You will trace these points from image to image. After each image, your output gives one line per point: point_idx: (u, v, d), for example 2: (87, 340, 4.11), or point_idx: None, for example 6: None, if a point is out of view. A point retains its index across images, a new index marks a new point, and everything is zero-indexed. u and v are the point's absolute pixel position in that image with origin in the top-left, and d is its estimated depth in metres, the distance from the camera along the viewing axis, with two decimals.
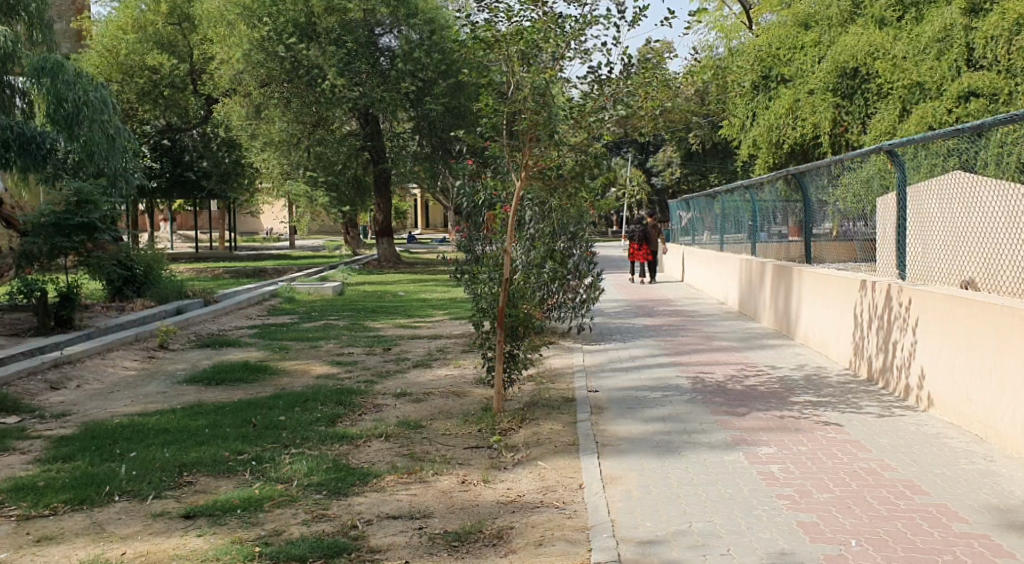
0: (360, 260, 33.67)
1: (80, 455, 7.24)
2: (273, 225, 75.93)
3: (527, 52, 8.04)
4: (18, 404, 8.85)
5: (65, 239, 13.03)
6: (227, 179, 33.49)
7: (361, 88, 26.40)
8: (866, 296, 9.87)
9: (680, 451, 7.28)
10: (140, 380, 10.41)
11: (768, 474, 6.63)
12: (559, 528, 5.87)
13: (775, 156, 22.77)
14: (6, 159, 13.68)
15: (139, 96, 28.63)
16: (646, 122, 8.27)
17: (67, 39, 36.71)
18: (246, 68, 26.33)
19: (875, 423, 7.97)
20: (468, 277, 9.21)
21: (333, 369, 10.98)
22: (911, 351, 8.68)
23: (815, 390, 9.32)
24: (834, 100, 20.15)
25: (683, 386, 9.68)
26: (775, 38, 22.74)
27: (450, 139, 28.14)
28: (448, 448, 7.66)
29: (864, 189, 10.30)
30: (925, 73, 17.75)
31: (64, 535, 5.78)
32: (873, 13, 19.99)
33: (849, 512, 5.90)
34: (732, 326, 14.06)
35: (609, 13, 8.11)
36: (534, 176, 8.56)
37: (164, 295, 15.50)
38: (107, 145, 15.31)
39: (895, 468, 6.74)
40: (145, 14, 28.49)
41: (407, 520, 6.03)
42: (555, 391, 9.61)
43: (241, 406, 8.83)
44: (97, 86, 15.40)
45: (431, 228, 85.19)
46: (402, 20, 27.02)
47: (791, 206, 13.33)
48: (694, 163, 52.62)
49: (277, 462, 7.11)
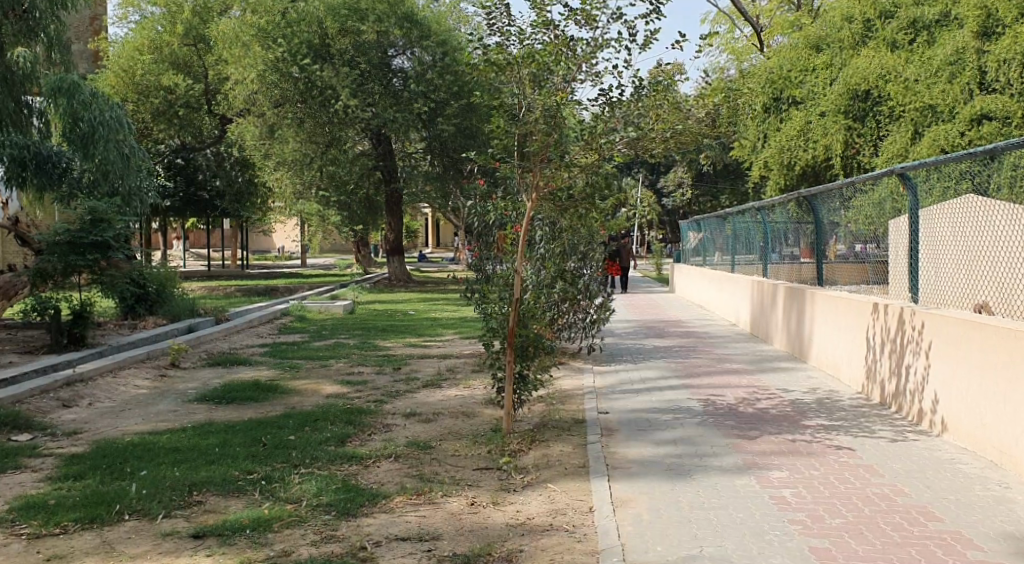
0: (372, 279, 33.75)
1: (90, 473, 7.26)
2: (285, 244, 76.93)
3: (538, 75, 8.13)
4: (30, 422, 8.88)
5: (79, 257, 13.13)
6: (240, 199, 33.97)
7: (374, 108, 26.64)
8: (879, 320, 9.83)
9: (691, 474, 7.25)
10: (152, 398, 10.43)
11: (780, 499, 6.60)
12: (568, 551, 5.86)
13: (786, 178, 22.69)
14: (22, 176, 14.92)
15: (154, 116, 28.88)
16: (656, 143, 8.25)
17: (84, 59, 37.54)
18: (260, 88, 26.71)
19: (889, 447, 7.95)
20: (480, 298, 9.30)
21: (342, 389, 10.96)
22: (924, 376, 8.65)
23: (826, 414, 9.28)
24: (845, 123, 20.07)
25: (694, 408, 9.67)
26: (786, 60, 22.75)
27: (462, 158, 28.34)
28: (457, 469, 7.65)
29: (876, 211, 10.32)
30: (937, 96, 17.69)
31: (73, 554, 5.78)
32: (884, 36, 20.03)
33: (862, 538, 5.87)
34: (743, 348, 14.06)
35: (620, 36, 8.18)
36: (545, 197, 8.52)
37: (176, 313, 15.55)
38: (121, 164, 15.36)
39: (908, 494, 6.69)
40: (162, 35, 28.82)
41: (415, 543, 6.01)
42: (566, 413, 9.57)
43: (252, 425, 8.86)
44: (114, 106, 15.38)
45: (440, 247, 85.95)
46: (415, 42, 27.18)
47: (802, 227, 13.31)
48: (704, 185, 53.20)
49: (287, 481, 7.11)
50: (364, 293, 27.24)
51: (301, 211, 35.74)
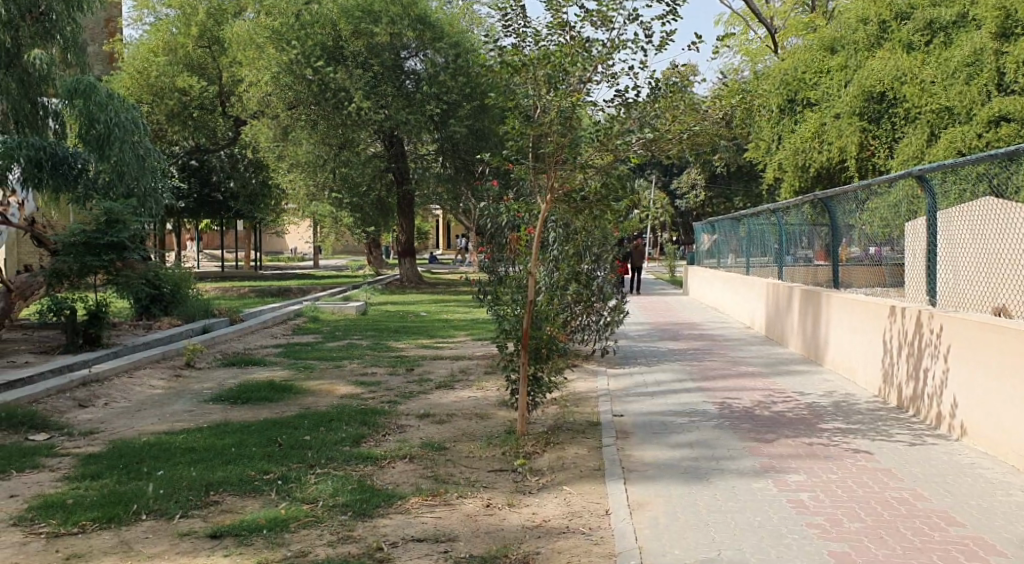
0: (384, 280, 33.78)
1: (107, 473, 7.27)
2: (298, 246, 77.18)
3: (553, 76, 8.09)
4: (47, 422, 8.92)
5: (95, 257, 13.15)
6: (254, 200, 33.89)
7: (387, 110, 26.53)
8: (896, 322, 9.78)
9: (708, 477, 7.23)
10: (167, 399, 10.45)
11: (798, 502, 6.57)
12: (586, 554, 5.85)
13: (801, 180, 22.66)
14: (38, 179, 14.10)
15: (169, 118, 29.12)
16: (673, 145, 8.23)
17: (100, 61, 37.74)
18: (274, 90, 26.74)
19: (908, 451, 7.90)
20: (493, 300, 9.31)
21: (356, 390, 10.97)
22: (943, 379, 8.60)
23: (843, 417, 9.23)
24: (860, 125, 19.93)
25: (710, 411, 9.63)
26: (800, 62, 22.71)
27: (474, 160, 28.34)
28: (472, 471, 7.64)
29: (892, 214, 10.26)
30: (954, 98, 17.65)
31: (92, 553, 5.79)
32: (900, 37, 19.97)
33: (882, 542, 5.83)
34: (758, 351, 14.02)
35: (637, 37, 8.17)
36: (560, 199, 8.51)
37: (191, 313, 15.61)
38: (136, 165, 15.34)
39: (929, 498, 6.65)
40: (176, 37, 28.83)
41: (432, 544, 6.00)
42: (579, 416, 9.56)
43: (267, 425, 8.88)
44: (130, 108, 15.46)
45: (451, 248, 86.06)
46: (428, 43, 27.23)
47: (817, 230, 13.27)
48: (718, 187, 53.09)
49: (303, 481, 7.11)
50: (377, 295, 27.28)
51: (314, 213, 35.85)
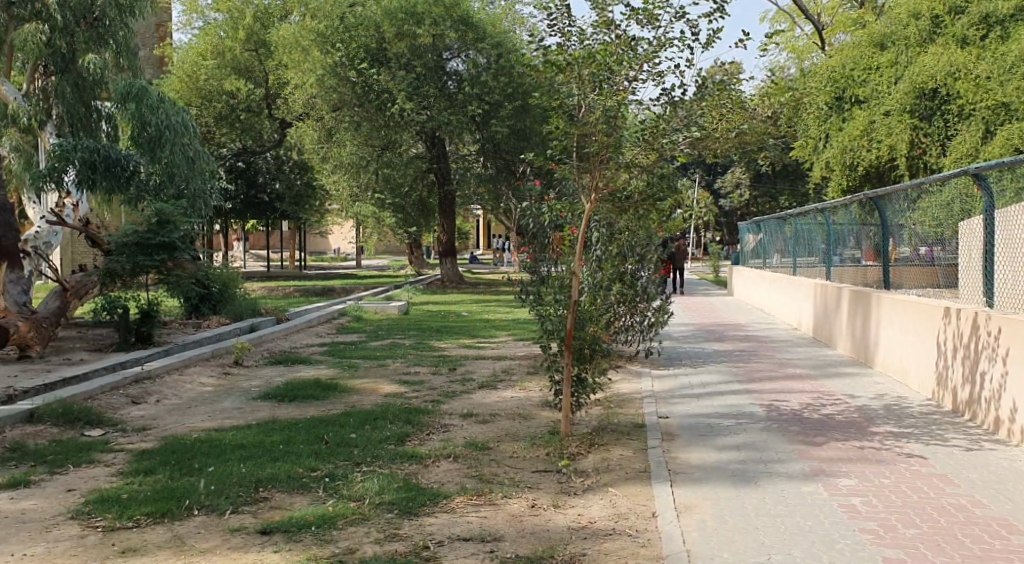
0: (425, 280, 33.91)
1: (160, 469, 7.38)
2: (341, 246, 77.71)
3: (598, 75, 8.00)
4: (101, 418, 9.07)
5: (147, 257, 13.32)
6: (299, 202, 34.33)
7: (429, 111, 26.62)
8: (950, 324, 9.63)
9: (756, 480, 7.17)
10: (216, 396, 10.58)
11: (849, 507, 6.50)
12: (635, 557, 5.83)
13: (849, 179, 22.39)
14: (92, 181, 14.08)
15: (217, 120, 29.91)
16: (721, 142, 8.20)
17: (150, 65, 38.29)
18: (319, 92, 26.92)
19: (962, 456, 7.77)
20: (536, 299, 9.31)
21: (400, 389, 11.03)
22: (1001, 382, 8.45)
23: (894, 421, 9.10)
24: (911, 122, 19.67)
25: (756, 413, 9.55)
26: (848, 59, 22.42)
27: (516, 160, 28.34)
28: (517, 471, 7.65)
29: (946, 214, 10.22)
30: (1011, 93, 17.42)
31: (146, 547, 5.89)
32: (953, 32, 19.65)
33: (938, 549, 5.75)
34: (804, 353, 13.88)
35: (683, 35, 8.12)
36: (604, 199, 8.49)
37: (239, 312, 15.80)
38: (187, 168, 15.88)
39: (985, 505, 6.54)
40: (224, 41, 28.90)
41: (478, 544, 6.02)
42: (624, 417, 9.53)
43: (314, 422, 8.96)
44: (180, 112, 16.07)
45: (493, 248, 86.13)
46: (470, 44, 27.26)
47: (865, 229, 13.12)
48: (763, 186, 52.53)
49: (350, 479, 7.16)
50: (418, 294, 27.41)
51: (357, 213, 36.08)
